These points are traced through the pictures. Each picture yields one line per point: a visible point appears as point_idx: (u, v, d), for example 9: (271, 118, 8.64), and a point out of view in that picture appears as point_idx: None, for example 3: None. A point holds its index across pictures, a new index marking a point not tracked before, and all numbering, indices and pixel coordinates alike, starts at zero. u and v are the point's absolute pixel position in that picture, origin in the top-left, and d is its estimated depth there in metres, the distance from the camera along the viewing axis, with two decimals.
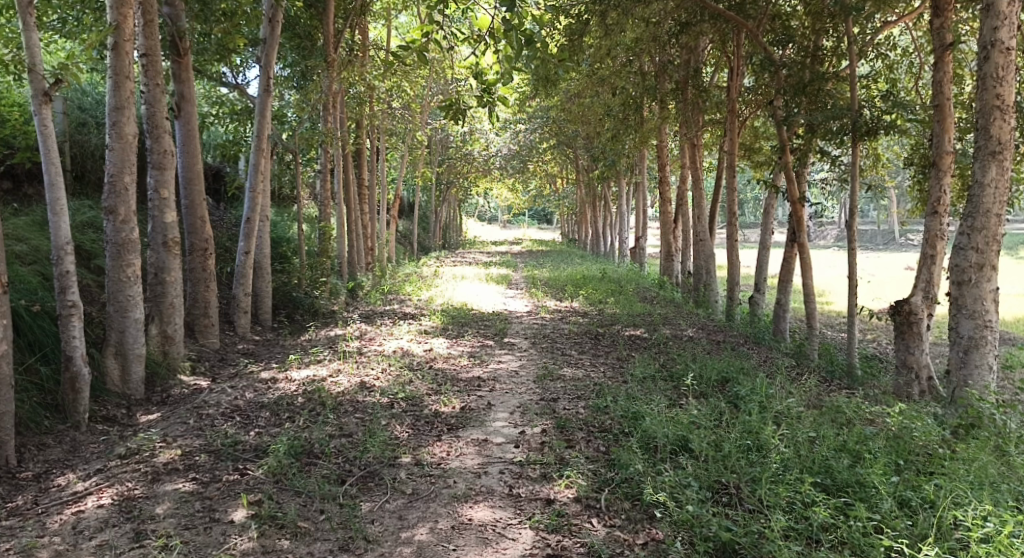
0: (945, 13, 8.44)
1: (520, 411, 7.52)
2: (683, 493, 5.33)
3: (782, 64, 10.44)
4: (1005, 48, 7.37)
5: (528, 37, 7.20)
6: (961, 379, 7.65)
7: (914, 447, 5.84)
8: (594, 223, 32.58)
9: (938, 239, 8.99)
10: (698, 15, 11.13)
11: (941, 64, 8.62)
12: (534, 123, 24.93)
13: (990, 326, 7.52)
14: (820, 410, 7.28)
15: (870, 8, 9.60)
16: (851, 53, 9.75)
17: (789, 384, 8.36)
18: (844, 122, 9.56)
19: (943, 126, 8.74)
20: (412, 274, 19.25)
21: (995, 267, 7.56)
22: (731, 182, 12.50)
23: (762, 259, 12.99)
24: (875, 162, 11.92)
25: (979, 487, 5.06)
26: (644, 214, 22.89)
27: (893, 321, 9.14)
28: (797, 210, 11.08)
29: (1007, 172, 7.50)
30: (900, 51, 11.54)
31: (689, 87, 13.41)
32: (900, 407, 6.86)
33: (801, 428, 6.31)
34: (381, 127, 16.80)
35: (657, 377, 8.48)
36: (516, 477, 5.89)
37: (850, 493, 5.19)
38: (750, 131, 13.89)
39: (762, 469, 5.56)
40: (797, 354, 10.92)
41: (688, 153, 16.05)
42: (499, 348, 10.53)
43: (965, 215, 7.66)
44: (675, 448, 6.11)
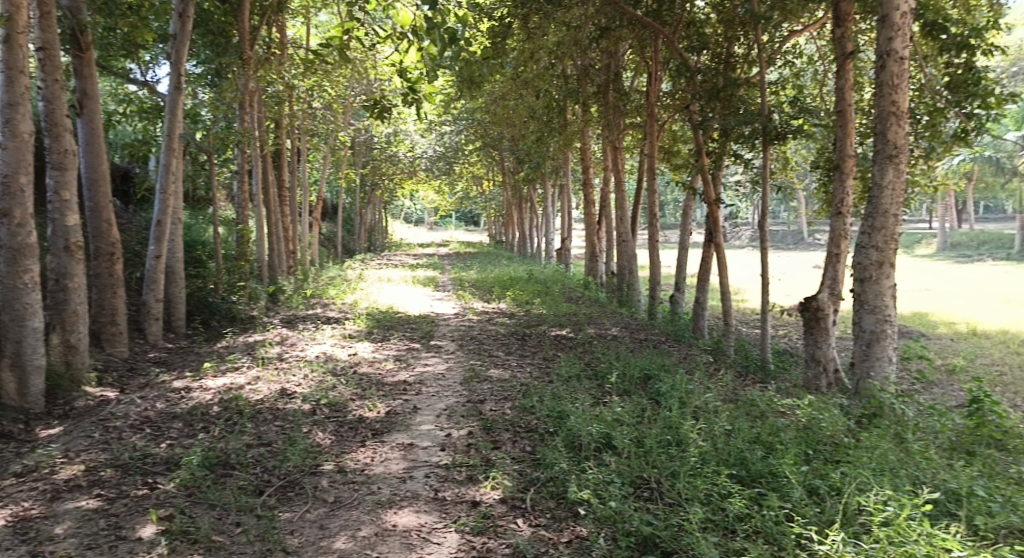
0: (845, 23, 8.89)
1: (446, 414, 7.48)
2: (607, 490, 5.41)
3: (696, 70, 10.88)
4: (900, 57, 7.83)
5: (451, 35, 7.24)
6: (864, 371, 8.09)
7: (822, 437, 6.14)
8: (520, 225, 32.76)
9: (841, 238, 9.46)
10: (617, 20, 11.45)
11: (843, 72, 9.06)
12: (459, 124, 24.92)
13: (889, 320, 7.99)
14: (735, 404, 7.54)
15: (778, 18, 10.04)
16: (761, 60, 10.14)
17: (708, 379, 8.64)
18: (755, 126, 9.96)
19: (845, 131, 9.20)
20: (336, 277, 18.88)
21: (893, 265, 8.00)
22: (651, 185, 12.77)
23: (682, 260, 13.31)
24: (784, 164, 12.42)
25: (880, 473, 5.31)
26: (569, 216, 23.12)
27: (802, 317, 9.50)
28: (713, 211, 11.43)
29: (904, 174, 7.95)
30: (806, 59, 12.10)
31: (610, 91, 13.63)
32: (809, 399, 7.23)
33: (718, 422, 6.53)
34: (301, 127, 16.42)
35: (582, 376, 8.61)
36: (441, 481, 5.85)
37: (763, 484, 5.39)
38: (670, 135, 14.22)
39: (681, 462, 5.71)
40: (716, 350, 11.26)
41: (610, 156, 16.36)
42: (425, 351, 10.45)
43: (867, 216, 8.09)
44: (598, 446, 6.20)
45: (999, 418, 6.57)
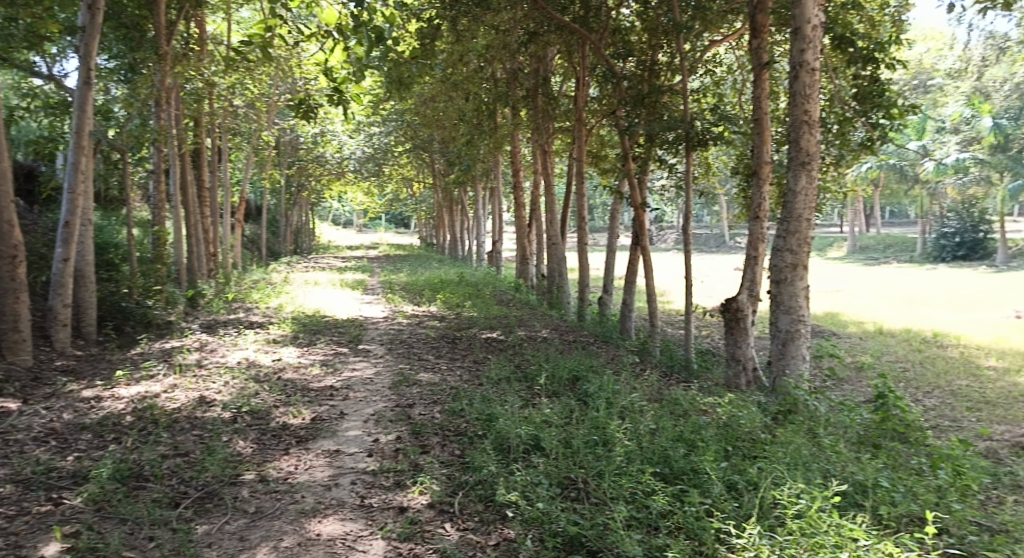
0: (762, 35, 9.23)
1: (374, 419, 7.36)
2: (534, 492, 5.43)
3: (622, 76, 11.12)
4: (811, 68, 8.18)
5: (378, 34, 7.17)
6: (780, 369, 8.43)
7: (741, 434, 6.35)
8: (451, 228, 32.65)
9: (759, 241, 9.82)
10: (545, 25, 11.55)
11: (759, 81, 9.42)
12: (388, 125, 24.66)
13: (803, 320, 8.35)
14: (660, 403, 7.72)
15: (700, 28, 10.38)
16: (683, 68, 10.43)
17: (634, 380, 8.80)
18: (678, 132, 10.24)
19: (762, 138, 9.56)
20: (259, 281, 18.34)
21: (806, 267, 8.36)
22: (580, 189, 12.93)
23: (609, 262, 13.52)
24: (706, 170, 12.80)
25: (794, 467, 5.53)
26: (500, 218, 23.18)
27: (723, 318, 9.81)
28: (639, 215, 11.67)
29: (815, 181, 8.32)
30: (726, 68, 12.52)
31: (539, 95, 13.69)
32: (729, 397, 7.47)
33: (643, 421, 6.67)
34: (223, 125, 15.90)
35: (511, 379, 8.63)
36: (367, 487, 5.76)
37: (685, 480, 5.53)
38: (597, 139, 14.44)
39: (606, 462, 5.79)
40: (642, 351, 11.50)
41: (539, 160, 16.50)
42: (353, 355, 10.27)
43: (782, 220, 8.43)
44: (527, 448, 6.23)
45: (902, 411, 6.94)
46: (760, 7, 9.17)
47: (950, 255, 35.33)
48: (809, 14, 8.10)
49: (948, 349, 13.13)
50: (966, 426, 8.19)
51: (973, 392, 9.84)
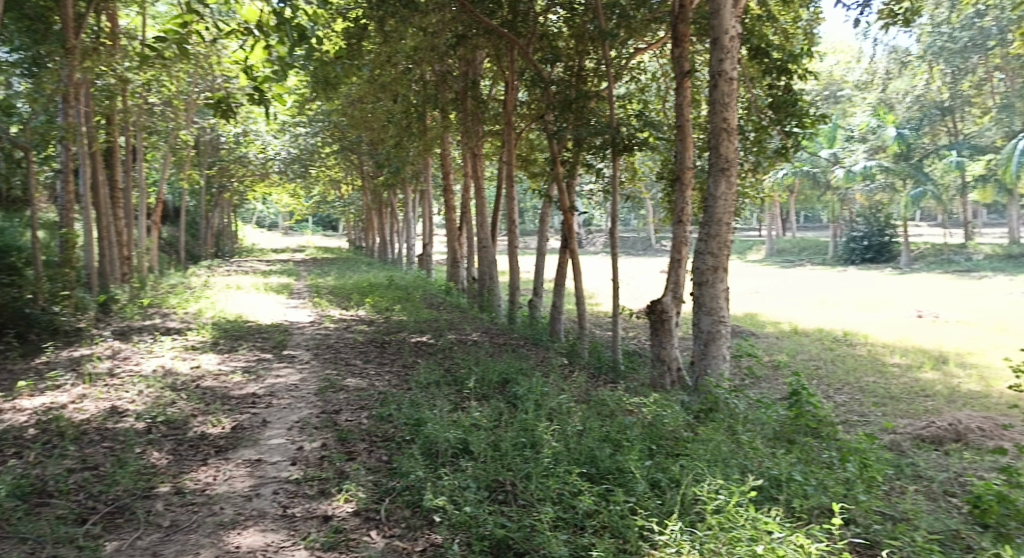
0: (683, 44, 9.49)
1: (298, 426, 7.18)
2: (462, 496, 5.40)
3: (550, 81, 11.24)
4: (729, 78, 8.47)
5: (301, 33, 7.02)
6: (702, 368, 8.68)
7: (665, 433, 6.50)
8: (381, 231, 32.27)
9: (683, 244, 10.09)
10: (473, 28, 11.51)
11: (681, 89, 9.69)
12: (315, 126, 24.20)
13: (723, 321, 8.62)
14: (588, 404, 7.82)
15: (624, 35, 10.61)
16: (609, 75, 10.61)
17: (562, 381, 8.89)
18: (605, 137, 10.41)
19: (684, 144, 9.84)
20: (178, 285, 17.65)
21: (726, 270, 8.65)
22: (510, 192, 12.99)
23: (539, 265, 13.62)
24: (633, 174, 13.08)
25: (714, 463, 5.70)
26: (430, 221, 23.04)
27: (649, 320, 10.03)
28: (568, 218, 11.80)
29: (735, 186, 8.61)
30: (651, 76, 12.83)
31: (468, 98, 13.70)
32: (654, 397, 7.64)
33: (570, 423, 6.74)
34: (138, 123, 15.26)
35: (441, 383, 8.58)
36: (290, 497, 5.61)
37: (611, 480, 5.60)
38: (527, 143, 14.53)
39: (534, 464, 5.82)
40: (571, 353, 11.63)
41: (469, 163, 16.50)
42: (277, 361, 10.00)
43: (703, 224, 8.68)
44: (455, 452, 6.20)
45: (815, 407, 7.24)
46: (681, 17, 9.45)
47: (859, 258, 37.03)
48: (727, 25, 8.40)
49: (857, 347, 13.81)
50: (873, 421, 8.62)
51: (879, 388, 10.38)
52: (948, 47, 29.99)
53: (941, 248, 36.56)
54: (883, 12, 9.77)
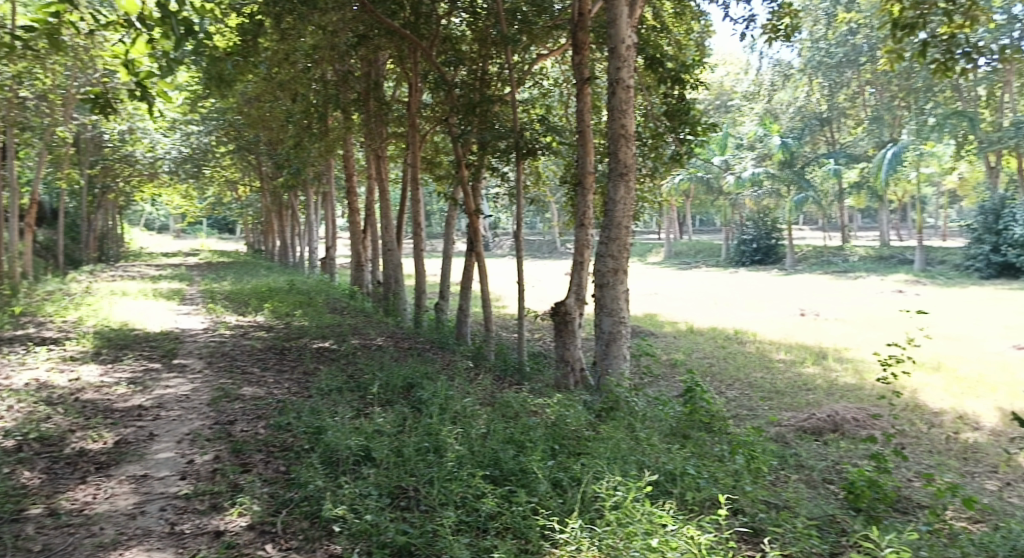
0: (583, 51, 9.70)
1: (189, 439, 6.84)
2: (363, 504, 5.26)
3: (454, 84, 11.23)
4: (626, 86, 8.72)
5: (188, 27, 6.67)
6: (603, 368, 8.89)
7: (567, 432, 6.60)
8: (281, 234, 31.28)
9: (585, 247, 10.30)
10: (375, 29, 11.34)
11: (582, 96, 9.89)
12: (208, 124, 23.20)
13: (623, 322, 8.85)
14: (493, 407, 7.84)
15: (527, 41, 10.74)
16: (512, 80, 10.71)
17: (467, 385, 8.87)
18: (509, 141, 10.49)
19: (585, 149, 10.04)
20: (56, 292, 16.44)
21: (626, 272, 8.89)
22: (415, 195, 12.88)
23: (445, 268, 13.56)
24: (537, 178, 13.25)
25: (613, 461, 5.84)
26: (333, 224, 22.53)
27: (553, 321, 10.16)
28: (473, 221, 11.81)
29: (633, 191, 8.87)
30: (553, 81, 13.04)
31: (371, 99, 13.44)
32: (557, 398, 7.75)
33: (474, 426, 6.74)
34: (8, 118, 14.13)
35: (342, 389, 8.38)
36: (179, 513, 5.31)
37: (514, 481, 5.63)
38: (432, 146, 14.44)
39: (437, 468, 5.77)
40: (477, 355, 11.64)
41: (372, 165, 16.24)
42: (167, 371, 9.48)
43: (604, 227, 8.90)
44: (357, 459, 6.05)
45: (709, 403, 7.54)
46: (581, 25, 9.65)
47: (749, 260, 38.99)
48: (623, 34, 8.64)
49: (748, 344, 14.51)
50: (761, 414, 9.08)
51: (766, 382, 10.95)
52: (826, 62, 32.62)
53: (822, 250, 39.08)
54: (766, 27, 10.35)
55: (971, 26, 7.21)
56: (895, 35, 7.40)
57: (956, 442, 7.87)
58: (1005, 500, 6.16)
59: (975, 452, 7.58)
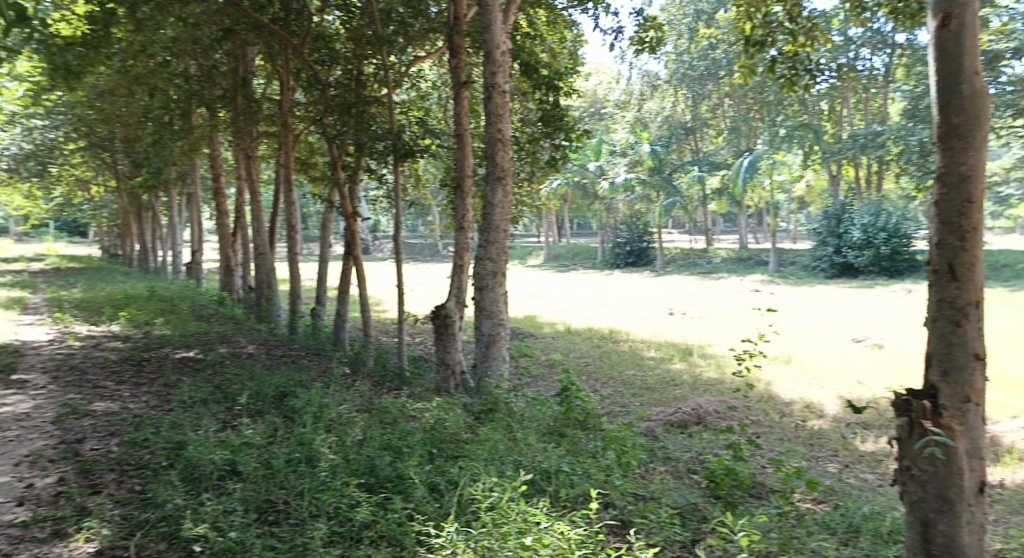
0: (459, 55, 9.72)
1: (28, 461, 6.23)
2: (227, 520, 4.98)
3: (328, 84, 10.82)
4: (502, 90, 8.82)
5: (20, 13, 6.07)
6: (483, 371, 8.95)
7: (445, 436, 6.58)
8: (141, 237, 29.27)
9: (464, 250, 10.33)
10: (241, 23, 10.81)
11: (459, 99, 9.91)
12: (54, 119, 21.34)
13: (503, 324, 8.95)
14: (369, 413, 7.68)
15: (403, 42, 10.67)
16: (388, 81, 10.55)
17: (343, 392, 8.64)
18: (386, 143, 10.33)
19: (464, 152, 10.05)
20: None
21: (505, 275, 9.00)
22: (288, 196, 12.41)
23: (322, 273, 13.15)
24: (416, 181, 13.14)
25: (490, 462, 5.89)
26: (198, 227, 21.34)
27: (433, 325, 10.08)
28: (350, 225, 11.54)
29: (511, 195, 9.02)
30: (431, 84, 12.99)
31: (238, 95, 12.54)
32: (436, 402, 7.71)
33: (349, 433, 6.58)
34: None
35: (208, 401, 7.94)
36: (14, 543, 4.83)
37: (389, 488, 5.54)
38: (307, 146, 13.94)
39: (309, 479, 5.57)
40: (354, 361, 11.37)
41: (242, 165, 15.52)
42: (4, 389, 8.60)
43: (483, 231, 8.95)
44: (222, 474, 5.74)
45: (583, 401, 7.77)
46: (456, 29, 9.68)
47: (624, 262, 40.61)
48: (498, 40, 8.75)
49: (622, 343, 15.08)
50: (632, 411, 9.46)
51: (637, 380, 11.42)
52: (689, 74, 34.58)
53: (688, 252, 41.29)
54: (633, 39, 10.82)
55: (812, 45, 7.85)
56: (748, 51, 7.98)
57: (803, 430, 8.55)
58: (843, 481, 6.76)
59: (819, 438, 8.26)
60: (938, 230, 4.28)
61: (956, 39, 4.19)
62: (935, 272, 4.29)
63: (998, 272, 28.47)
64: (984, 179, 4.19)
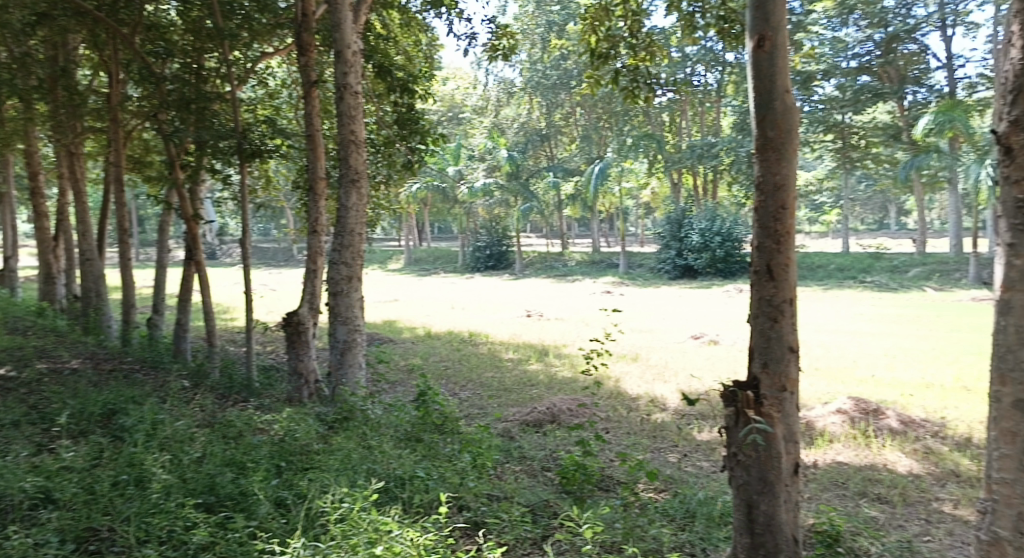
0: (308, 53, 9.42)
1: None
2: (39, 553, 4.50)
3: (164, 77, 9.94)
4: (354, 91, 8.64)
5: None
6: (338, 378, 8.70)
7: (294, 448, 6.33)
8: None
9: (317, 255, 10.00)
10: (60, 8, 9.86)
11: (309, 99, 9.58)
12: None
13: (358, 330, 8.75)
14: (211, 428, 7.23)
15: (247, 37, 10.20)
16: (232, 77, 10.02)
17: (181, 406, 8.08)
18: (230, 142, 9.80)
19: (315, 154, 9.75)
20: None
21: (360, 279, 8.81)
22: (120, 198, 11.45)
23: (159, 280, 12.23)
24: (265, 183, 12.57)
25: (341, 472, 5.73)
26: (12, 231, 19.20)
27: (284, 333, 9.67)
28: (191, 228, 10.83)
29: (365, 198, 8.84)
30: (279, 82, 12.51)
31: (58, 87, 11.48)
32: (286, 413, 7.41)
33: (187, 451, 6.16)
34: None
35: (20, 423, 7.14)
36: None
37: (231, 506, 5.24)
38: (141, 144, 12.93)
39: (138, 502, 5.15)
40: (197, 373, 10.67)
41: (64, 162, 14.15)
42: None
43: (336, 234, 8.72)
44: (34, 503, 5.18)
45: (440, 406, 7.75)
46: (305, 26, 9.38)
47: (483, 266, 41.06)
48: (348, 39, 8.55)
49: (480, 346, 15.22)
50: (489, 412, 9.57)
51: (494, 382, 11.57)
52: (542, 83, 35.92)
53: (545, 256, 42.44)
54: (487, 46, 10.97)
55: (651, 60, 8.30)
56: (594, 62, 8.34)
57: (648, 423, 9.03)
58: (682, 469, 7.21)
59: (661, 430, 8.76)
60: (758, 234, 4.66)
61: (769, 60, 4.59)
62: (756, 272, 4.67)
63: (815, 272, 31.57)
64: (795, 187, 4.62)
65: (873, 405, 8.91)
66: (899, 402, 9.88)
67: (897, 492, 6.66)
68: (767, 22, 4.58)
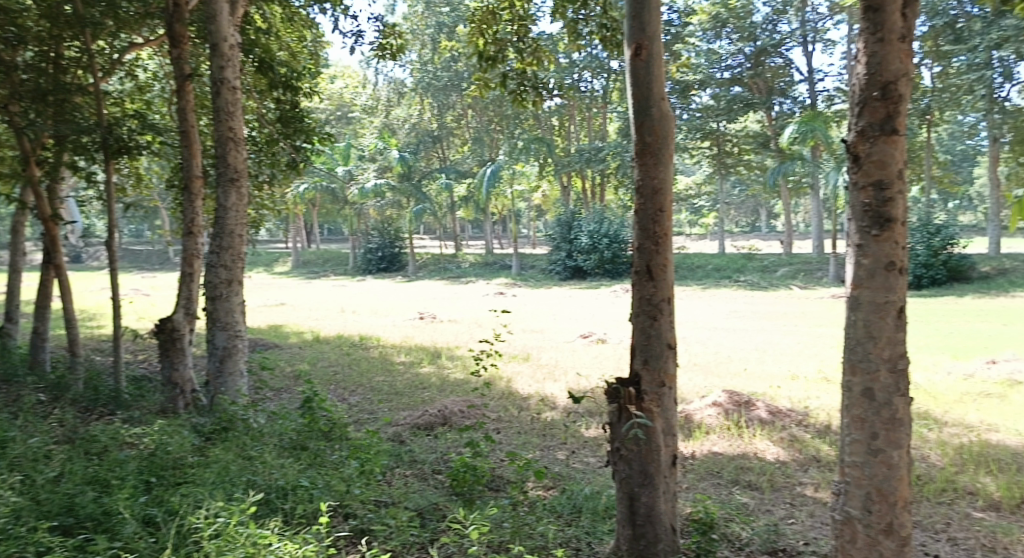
0: (181, 45, 8.93)
1: None
2: None
3: (15, 65, 9.13)
4: (232, 86, 8.27)
5: None
6: (217, 387, 8.27)
7: (166, 462, 5.96)
8: None
9: (194, 257, 9.48)
10: None
11: (183, 93, 9.08)
12: None
13: (239, 336, 8.36)
14: (72, 444, 6.69)
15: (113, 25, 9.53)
16: (94, 68, 9.33)
17: (37, 422, 7.43)
18: (93, 137, 9.11)
19: (190, 151, 9.24)
20: None
21: (240, 283, 8.43)
22: None
23: (13, 286, 11.20)
24: (136, 181, 11.78)
25: (217, 485, 5.46)
26: None
27: (157, 340, 9.08)
28: (50, 229, 9.98)
29: (245, 197, 8.46)
30: (150, 75, 11.78)
31: None
32: (158, 424, 6.98)
33: (42, 471, 5.67)
34: None
35: None
36: None
37: (91, 527, 4.87)
38: None
39: None
40: (57, 385, 9.84)
41: None
42: None
43: (214, 236, 8.30)
44: None
45: (327, 412, 7.52)
46: (177, 17, 8.90)
47: (375, 267, 40.38)
48: (224, 32, 8.18)
49: (371, 349, 14.93)
50: (378, 417, 9.40)
51: (385, 385, 11.39)
52: (433, 84, 35.59)
53: (438, 258, 42.25)
54: (375, 45, 10.79)
55: (538, 65, 8.43)
56: (483, 65, 8.35)
57: (538, 422, 9.16)
58: (570, 466, 7.36)
59: (551, 429, 8.91)
60: (638, 235, 4.83)
61: (646, 68, 4.76)
62: (637, 273, 4.83)
63: (695, 272, 33.13)
64: (671, 192, 4.82)
65: (745, 397, 9.44)
66: (768, 393, 10.53)
67: (766, 479, 7.08)
68: (643, 32, 4.75)
